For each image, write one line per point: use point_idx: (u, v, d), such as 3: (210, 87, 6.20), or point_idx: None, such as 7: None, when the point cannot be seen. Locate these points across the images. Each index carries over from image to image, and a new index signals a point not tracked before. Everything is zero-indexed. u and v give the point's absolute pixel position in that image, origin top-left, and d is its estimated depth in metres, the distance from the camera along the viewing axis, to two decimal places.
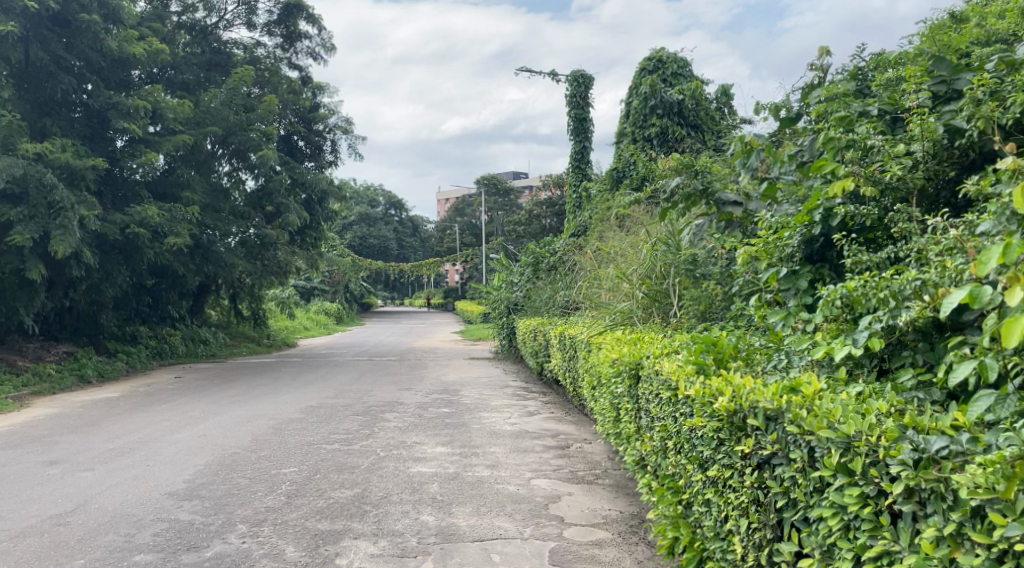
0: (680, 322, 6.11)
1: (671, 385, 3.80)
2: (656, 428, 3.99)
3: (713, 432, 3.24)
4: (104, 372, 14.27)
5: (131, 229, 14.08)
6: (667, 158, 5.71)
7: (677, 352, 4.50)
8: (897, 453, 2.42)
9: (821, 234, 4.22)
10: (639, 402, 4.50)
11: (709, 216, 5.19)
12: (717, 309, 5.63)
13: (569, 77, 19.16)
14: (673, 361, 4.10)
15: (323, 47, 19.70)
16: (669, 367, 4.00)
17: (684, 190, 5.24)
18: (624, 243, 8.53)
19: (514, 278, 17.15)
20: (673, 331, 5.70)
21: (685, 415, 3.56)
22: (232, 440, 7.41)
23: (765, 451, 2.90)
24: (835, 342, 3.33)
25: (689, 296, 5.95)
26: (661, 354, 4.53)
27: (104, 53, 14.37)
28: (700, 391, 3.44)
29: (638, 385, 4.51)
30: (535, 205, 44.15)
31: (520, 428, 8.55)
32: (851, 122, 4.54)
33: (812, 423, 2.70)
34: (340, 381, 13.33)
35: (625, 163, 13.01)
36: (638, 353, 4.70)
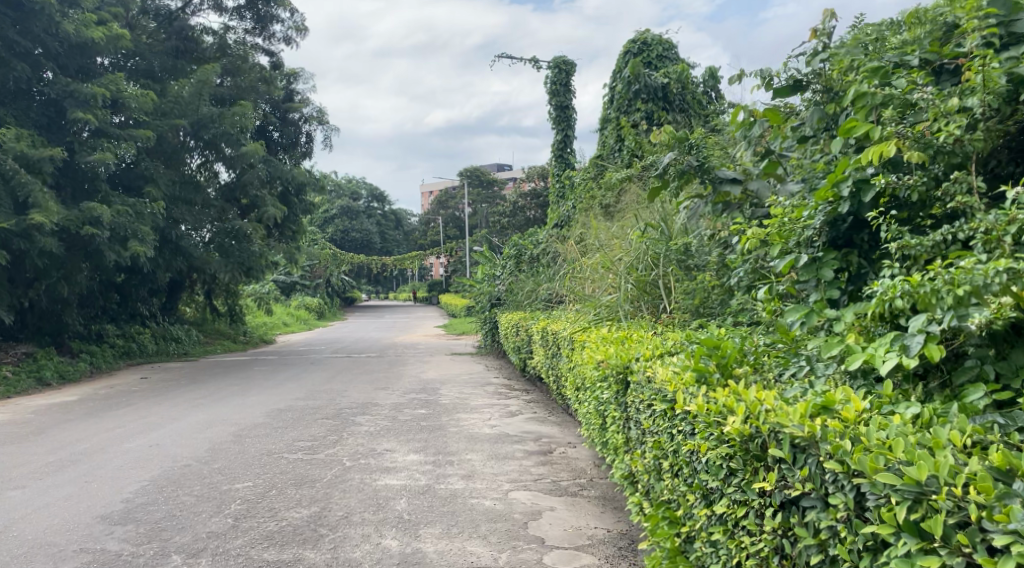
0: (673, 317, 5.58)
1: (667, 398, 3.30)
2: (648, 444, 3.48)
3: (722, 459, 2.75)
4: (65, 374, 13.59)
5: (87, 226, 13.27)
6: (656, 132, 5.10)
7: (670, 355, 3.99)
8: (1004, 519, 1.94)
9: (850, 214, 3.62)
10: (627, 411, 3.97)
11: (702, 197, 4.61)
12: (714, 302, 5.11)
13: (550, 64, 18.55)
14: (669, 367, 3.60)
15: (296, 30, 19.00)
16: (665, 376, 3.49)
17: (676, 170, 4.55)
18: (611, 232, 7.96)
19: (497, 271, 16.61)
20: (666, 329, 5.14)
21: (684, 434, 3.07)
22: (186, 450, 6.82)
23: (794, 491, 2.42)
24: (878, 349, 2.83)
25: (683, 289, 5.43)
26: (651, 359, 4.03)
27: (62, 39, 13.60)
28: (704, 409, 2.94)
29: (627, 392, 3.99)
30: (518, 196, 43.72)
31: (501, 430, 8.00)
32: (886, 74, 3.91)
33: (865, 463, 2.22)
34: (313, 381, 12.73)
35: (611, 151, 12.47)
36: (625, 356, 4.18)
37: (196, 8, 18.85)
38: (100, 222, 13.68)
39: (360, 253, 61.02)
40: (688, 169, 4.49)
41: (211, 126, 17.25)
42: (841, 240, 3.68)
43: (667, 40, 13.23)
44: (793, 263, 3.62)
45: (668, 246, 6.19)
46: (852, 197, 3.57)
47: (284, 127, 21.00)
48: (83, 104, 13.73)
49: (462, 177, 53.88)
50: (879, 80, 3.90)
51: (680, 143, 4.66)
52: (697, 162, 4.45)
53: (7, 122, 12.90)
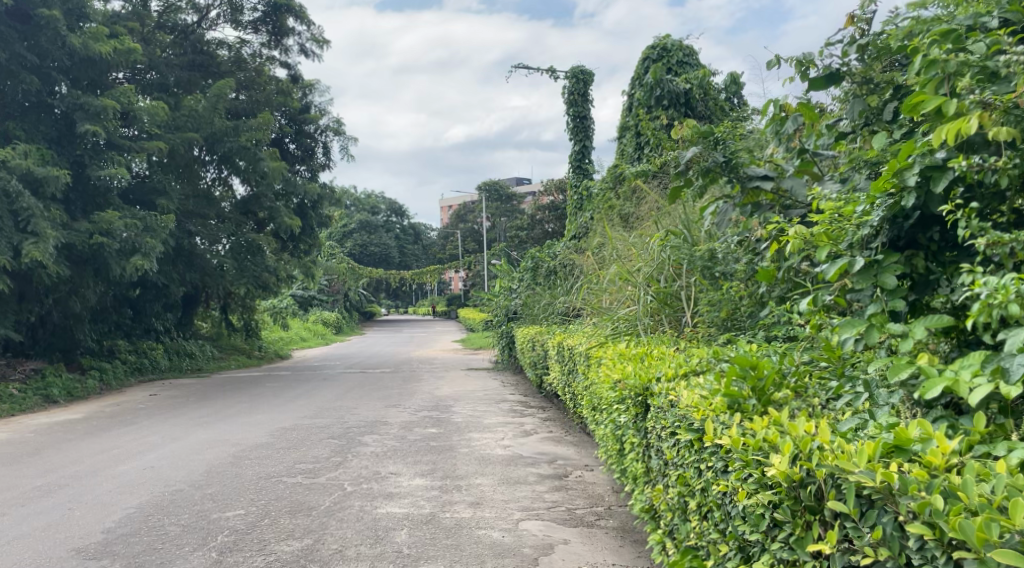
0: (698, 330, 5.17)
1: (694, 428, 2.88)
2: (670, 479, 3.06)
3: (765, 507, 2.35)
4: (74, 392, 13.33)
5: (96, 240, 13.08)
6: (678, 127, 4.62)
7: (695, 376, 3.57)
8: None
9: (915, 209, 3.06)
10: (647, 438, 3.55)
11: (730, 198, 4.14)
12: (744, 315, 4.71)
13: (567, 74, 18.25)
14: (697, 392, 3.16)
15: (314, 42, 18.80)
16: (692, 401, 3.06)
17: (699, 166, 4.07)
18: (631, 240, 7.53)
19: (513, 284, 16.24)
20: (691, 344, 4.72)
21: (715, 472, 2.65)
22: (180, 474, 6.46)
23: (866, 559, 2.02)
24: (963, 373, 2.39)
25: (707, 301, 5.02)
26: (674, 379, 3.61)
27: (71, 52, 13.38)
28: (742, 444, 2.53)
29: (647, 417, 3.56)
30: (537, 209, 43.48)
31: (514, 451, 7.57)
32: (958, 38, 3.39)
33: (972, 533, 1.82)
34: (324, 397, 12.37)
35: (630, 159, 12.03)
36: (643, 375, 3.75)
37: (211, 23, 18.71)
38: (111, 235, 13.49)
39: (378, 267, 60.89)
40: (713, 166, 4.02)
41: (227, 140, 16.93)
42: (903, 240, 3.14)
43: (687, 46, 12.84)
44: (847, 267, 3.05)
45: (691, 252, 5.77)
46: (921, 186, 3.01)
47: (300, 139, 20.74)
48: (94, 116, 13.57)
49: (480, 190, 53.69)
50: (952, 44, 3.37)
51: (704, 138, 4.19)
52: (723, 158, 4.00)
53: (15, 138, 12.73)
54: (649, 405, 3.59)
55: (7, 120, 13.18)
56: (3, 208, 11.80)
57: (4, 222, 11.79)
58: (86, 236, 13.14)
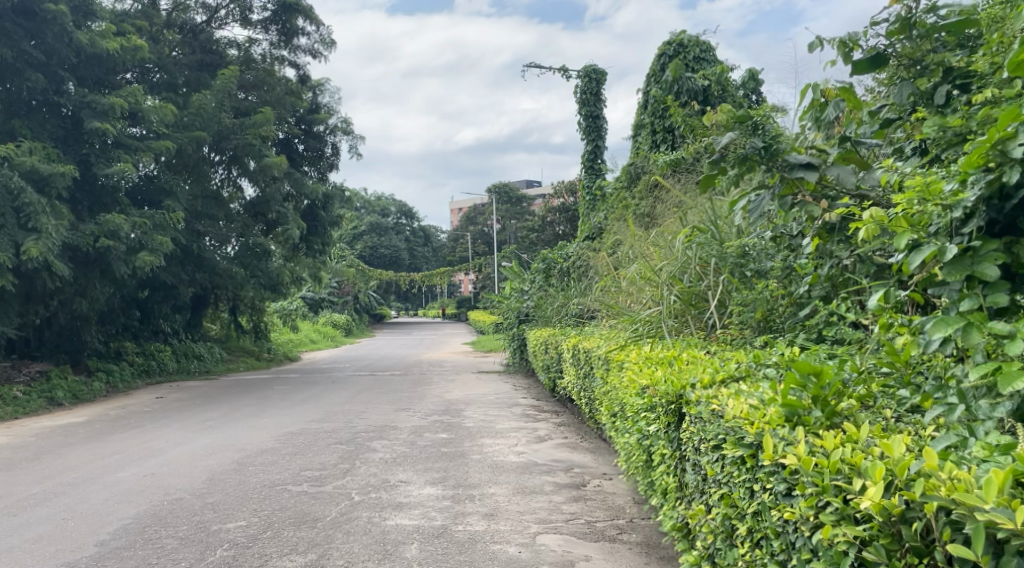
0: (729, 333, 4.88)
1: (748, 443, 2.64)
2: (716, 498, 2.83)
3: (848, 543, 2.17)
4: (79, 394, 13.10)
5: (102, 242, 12.82)
6: (713, 111, 4.22)
7: (736, 383, 3.30)
8: None
9: (1019, 187, 2.67)
10: (681, 449, 3.29)
11: (768, 188, 3.77)
12: (781, 316, 4.43)
13: (580, 73, 17.95)
14: (746, 401, 2.91)
15: (322, 43, 18.57)
16: (743, 412, 2.81)
17: (735, 153, 3.69)
18: (652, 238, 7.21)
19: (525, 286, 15.93)
20: (723, 348, 4.42)
21: (776, 496, 2.46)
22: (182, 481, 6.19)
23: None
24: None
25: (739, 300, 4.70)
26: (714, 387, 3.32)
27: (77, 50, 13.16)
28: (814, 466, 2.33)
29: (682, 426, 3.30)
30: (548, 210, 43.15)
31: (528, 458, 7.26)
32: None
33: None
34: (333, 401, 12.10)
35: (644, 158, 11.57)
36: (677, 381, 3.45)
37: (221, 22, 18.47)
38: (117, 235, 13.25)
39: (388, 269, 60.64)
40: (751, 153, 3.64)
41: (233, 137, 16.87)
42: (1001, 226, 2.77)
43: (705, 42, 12.50)
44: (938, 255, 2.66)
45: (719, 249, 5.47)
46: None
47: (309, 139, 20.49)
48: (100, 116, 13.33)
49: (490, 192, 53.42)
50: None
51: (739, 124, 3.82)
52: (762, 144, 3.62)
53: (20, 136, 12.51)
54: (686, 415, 3.29)
55: (12, 118, 12.99)
56: (6, 205, 11.57)
57: (6, 220, 11.55)
58: (92, 237, 12.89)
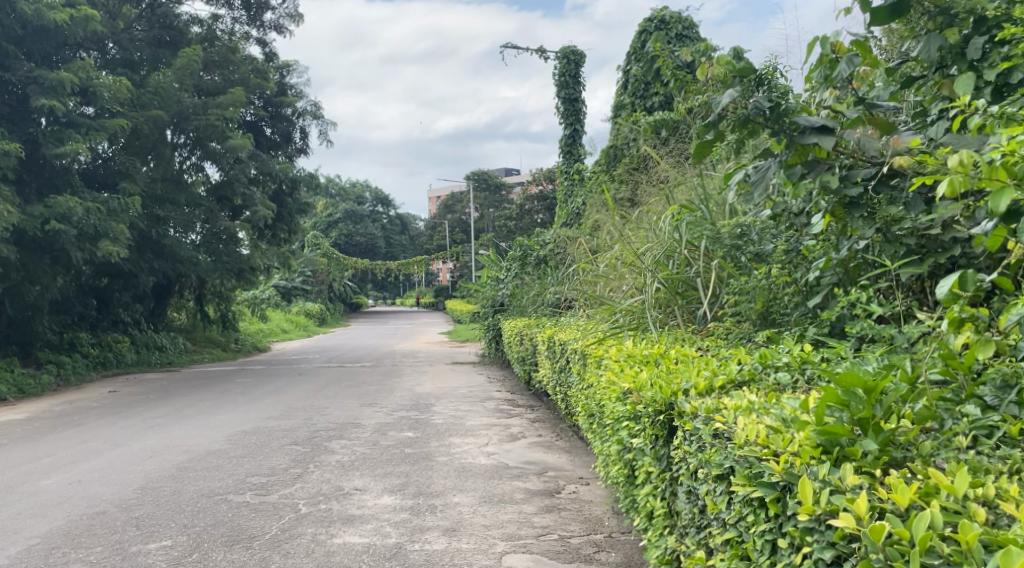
0: (723, 327, 4.36)
1: (770, 484, 2.17)
2: (726, 541, 2.36)
3: None
4: (25, 388, 12.33)
5: (51, 225, 11.94)
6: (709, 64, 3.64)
7: (742, 393, 2.76)
8: None
9: None
10: (672, 469, 2.78)
11: (774, 155, 3.23)
12: (785, 306, 3.89)
13: (557, 55, 17.35)
14: (761, 421, 2.42)
15: (288, 16, 17.78)
16: (760, 438, 2.33)
17: (737, 114, 3.15)
18: (636, 220, 6.64)
19: (500, 275, 15.35)
20: (718, 346, 3.88)
21: (817, 563, 2.00)
22: (111, 489, 5.54)
23: None
24: None
25: (738, 287, 4.17)
26: (712, 395, 2.82)
27: (23, 21, 12.21)
28: (893, 538, 1.86)
29: (674, 441, 2.78)
30: (526, 199, 42.47)
31: (499, 460, 6.68)
32: None
33: None
34: (296, 395, 11.44)
35: (623, 140, 11.00)
36: (665, 386, 2.93)
37: None
38: (68, 219, 12.36)
39: (364, 257, 59.65)
40: (755, 114, 3.11)
41: (193, 117, 15.86)
42: None
43: (688, 19, 11.93)
44: None
45: (713, 229, 4.94)
46: None
47: (276, 122, 19.62)
48: (49, 91, 12.35)
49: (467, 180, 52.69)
50: None
51: (741, 78, 3.27)
52: (768, 103, 3.08)
53: None
54: (677, 429, 2.79)
55: None
56: None
57: None
58: (39, 220, 12.01)
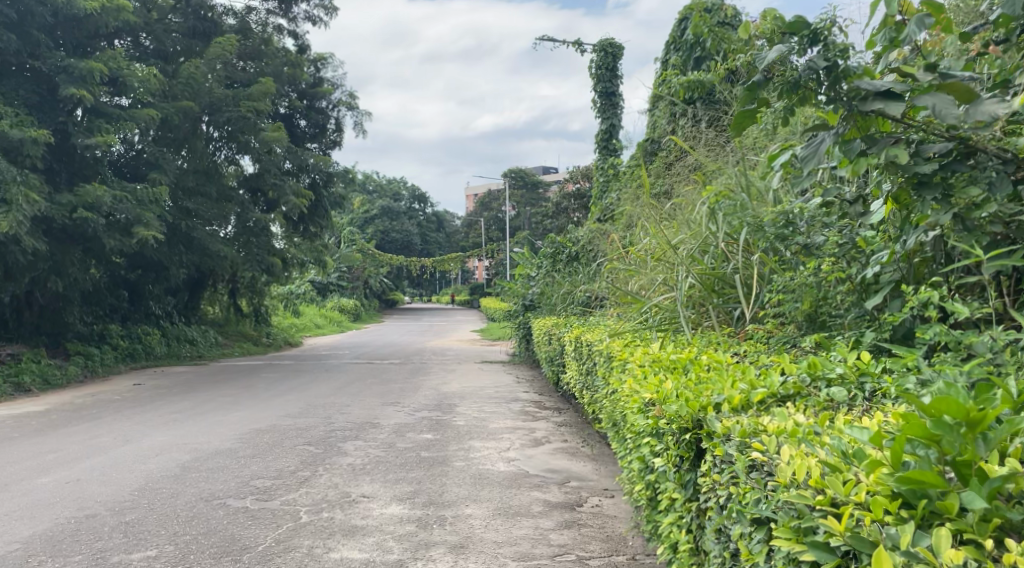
0: (769, 329, 3.92)
1: (832, 548, 1.78)
2: None
3: None
4: (50, 380, 12.23)
5: (80, 213, 11.64)
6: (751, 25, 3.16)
7: (791, 412, 2.34)
8: None
9: None
10: (702, 499, 2.38)
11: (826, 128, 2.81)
12: (840, 304, 3.45)
13: (595, 47, 16.85)
14: (815, 455, 2.01)
15: (323, 9, 17.55)
16: (811, 478, 1.92)
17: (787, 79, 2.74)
18: (667, 211, 6.16)
19: (531, 272, 14.92)
20: (760, 352, 3.45)
21: None
22: (106, 491, 5.25)
23: None
24: None
25: (788, 284, 3.72)
26: (748, 412, 2.40)
27: (54, 10, 11.83)
28: None
29: (705, 469, 2.37)
30: (563, 197, 42.05)
31: (519, 467, 6.28)
32: None
33: None
34: (319, 392, 11.14)
35: (662, 132, 10.42)
36: (693, 399, 2.50)
37: None
38: (97, 208, 12.09)
39: (400, 254, 59.59)
40: (807, 78, 2.70)
41: (225, 110, 15.57)
42: None
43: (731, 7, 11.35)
44: None
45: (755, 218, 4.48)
46: None
47: (311, 112, 19.42)
48: (79, 81, 11.98)
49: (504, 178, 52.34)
50: None
51: (791, 36, 2.82)
52: (824, 63, 2.65)
53: None
54: (707, 451, 2.39)
55: None
56: None
57: None
58: (68, 209, 11.71)
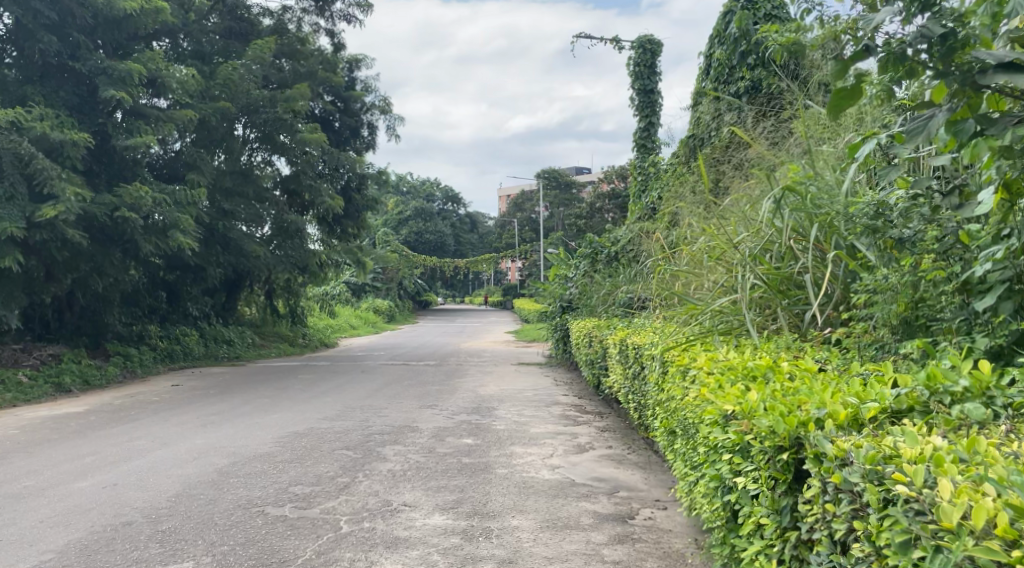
0: (856, 332, 3.75)
1: None
2: None
3: None
4: (91, 381, 12.27)
5: (121, 213, 11.60)
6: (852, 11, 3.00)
7: (922, 434, 2.19)
8: None
9: None
10: (810, 527, 2.24)
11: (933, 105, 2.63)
12: (941, 305, 3.26)
13: (633, 44, 16.53)
14: (978, 493, 1.85)
15: (358, 7, 17.45)
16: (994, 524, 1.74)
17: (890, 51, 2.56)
18: (722, 209, 5.93)
19: (568, 272, 14.63)
20: (844, 363, 3.29)
21: None
22: (143, 497, 5.12)
23: None
24: None
25: (877, 284, 3.54)
26: (864, 432, 2.26)
27: (95, 12, 11.82)
28: None
29: (815, 496, 2.23)
30: (597, 197, 41.68)
31: (564, 475, 6.03)
32: None
33: None
34: (355, 394, 10.99)
35: (707, 128, 10.07)
36: (800, 417, 2.37)
37: None
38: (136, 209, 12.03)
39: (434, 255, 59.62)
40: (910, 51, 2.53)
41: (262, 111, 15.66)
42: None
43: None
44: None
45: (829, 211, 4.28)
46: None
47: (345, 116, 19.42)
48: (118, 83, 11.99)
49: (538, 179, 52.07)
50: None
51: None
52: (938, 30, 2.45)
53: (32, 103, 11.14)
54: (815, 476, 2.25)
55: (24, 84, 11.60)
56: (17, 175, 10.30)
57: (16, 189, 10.27)
58: (109, 209, 11.68)
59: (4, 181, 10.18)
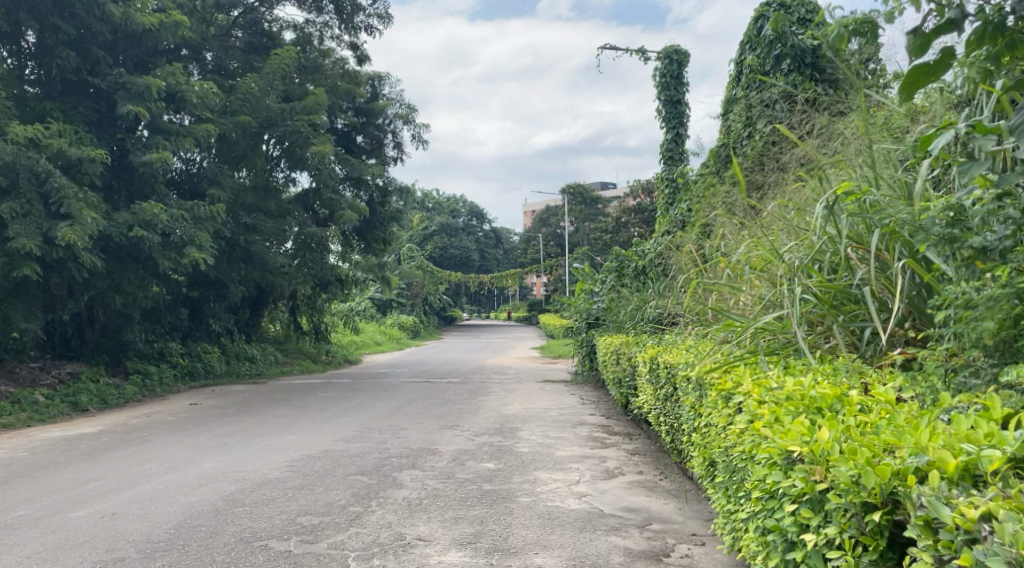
0: (934, 359, 3.41)
1: None
2: None
3: None
4: (107, 399, 12.04)
5: (135, 232, 11.33)
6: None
7: None
8: None
9: None
10: None
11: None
12: None
13: (660, 54, 16.15)
14: None
15: (378, 18, 17.27)
16: None
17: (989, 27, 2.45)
18: (763, 217, 5.56)
19: (595, 287, 14.19)
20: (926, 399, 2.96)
21: None
22: (141, 528, 4.79)
23: None
24: None
25: (961, 306, 3.19)
26: (989, 492, 1.96)
27: (114, 27, 11.68)
28: None
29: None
30: (623, 212, 41.14)
31: (591, 504, 5.60)
32: None
33: None
34: (374, 414, 10.62)
35: (738, 136, 9.63)
36: (908, 478, 2.07)
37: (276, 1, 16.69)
38: (153, 226, 11.79)
39: (458, 270, 59.33)
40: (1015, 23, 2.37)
41: (280, 123, 15.20)
42: None
43: None
44: None
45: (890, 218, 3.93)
46: None
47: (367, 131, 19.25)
48: (137, 98, 11.82)
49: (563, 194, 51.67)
50: None
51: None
52: None
53: (50, 119, 11.01)
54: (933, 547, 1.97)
55: (44, 100, 11.50)
56: (33, 192, 10.08)
57: (32, 207, 10.04)
58: (124, 228, 11.43)
59: (21, 199, 9.98)
